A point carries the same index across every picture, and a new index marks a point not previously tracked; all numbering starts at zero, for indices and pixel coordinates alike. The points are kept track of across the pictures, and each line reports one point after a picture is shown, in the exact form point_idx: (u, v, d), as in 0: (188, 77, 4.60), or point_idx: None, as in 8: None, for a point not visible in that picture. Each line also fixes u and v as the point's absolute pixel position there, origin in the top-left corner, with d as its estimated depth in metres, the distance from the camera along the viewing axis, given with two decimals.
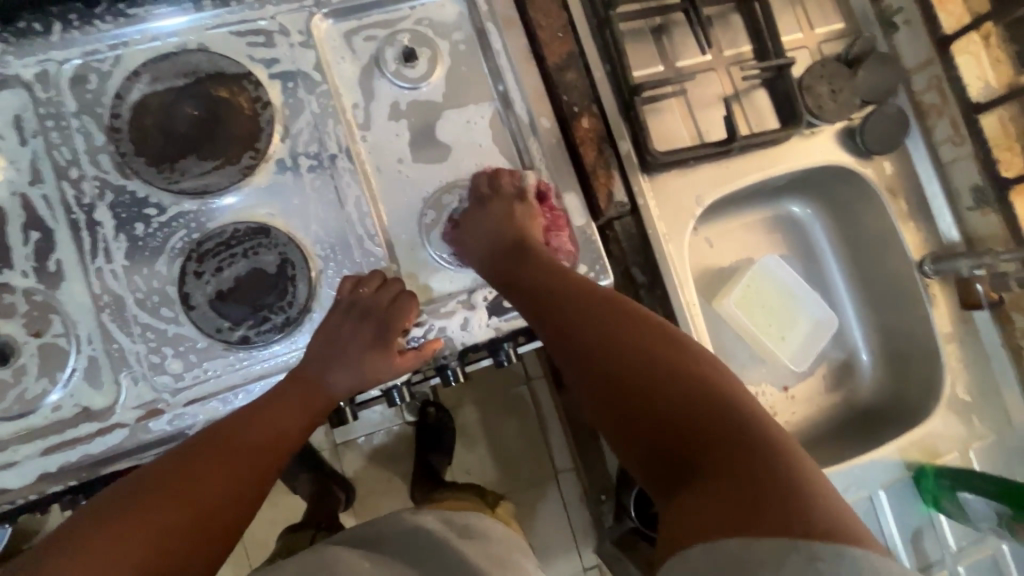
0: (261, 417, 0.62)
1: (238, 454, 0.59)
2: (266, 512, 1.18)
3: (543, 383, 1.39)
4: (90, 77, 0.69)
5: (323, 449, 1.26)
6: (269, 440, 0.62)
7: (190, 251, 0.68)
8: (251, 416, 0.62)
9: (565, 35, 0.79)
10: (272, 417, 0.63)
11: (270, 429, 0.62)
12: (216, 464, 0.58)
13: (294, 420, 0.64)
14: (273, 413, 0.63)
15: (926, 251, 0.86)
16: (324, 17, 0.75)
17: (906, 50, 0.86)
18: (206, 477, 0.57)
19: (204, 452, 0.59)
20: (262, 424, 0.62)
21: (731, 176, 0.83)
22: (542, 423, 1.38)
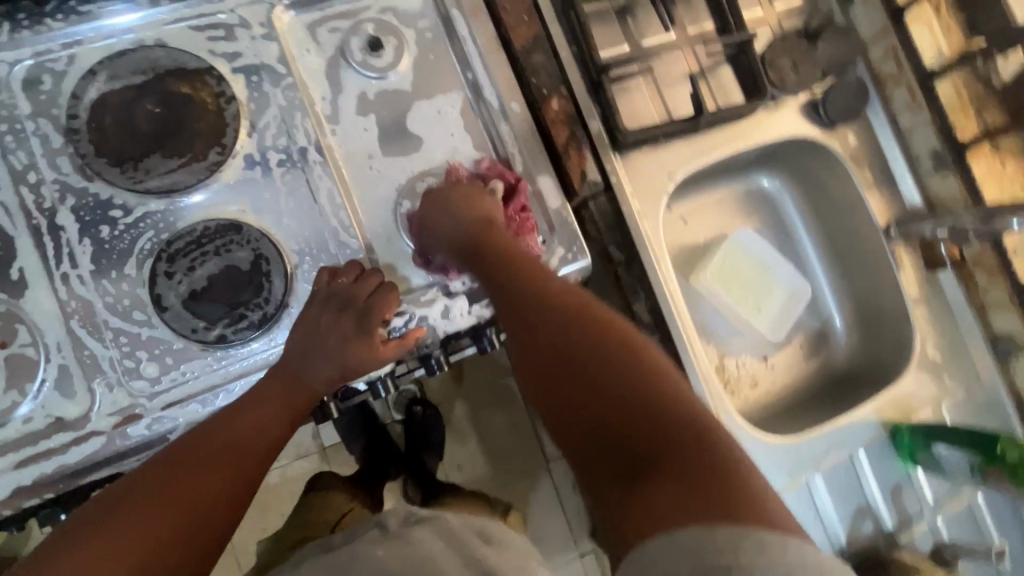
0: (246, 415, 0.62)
1: (224, 453, 0.59)
2: (257, 521, 1.24)
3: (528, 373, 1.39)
4: (44, 78, 0.66)
5: (311, 454, 1.27)
6: (255, 437, 0.61)
7: (160, 251, 0.66)
8: (234, 414, 0.62)
9: (530, 18, 0.78)
10: (256, 414, 0.62)
11: (255, 427, 0.62)
12: (201, 465, 0.57)
13: (278, 415, 0.63)
14: (258, 410, 0.62)
15: (891, 216, 0.89)
16: (285, 9, 0.74)
17: (863, 23, 0.88)
18: (191, 479, 0.56)
19: (187, 454, 0.57)
20: (245, 422, 0.61)
21: (701, 152, 0.84)
22: (530, 413, 1.38)
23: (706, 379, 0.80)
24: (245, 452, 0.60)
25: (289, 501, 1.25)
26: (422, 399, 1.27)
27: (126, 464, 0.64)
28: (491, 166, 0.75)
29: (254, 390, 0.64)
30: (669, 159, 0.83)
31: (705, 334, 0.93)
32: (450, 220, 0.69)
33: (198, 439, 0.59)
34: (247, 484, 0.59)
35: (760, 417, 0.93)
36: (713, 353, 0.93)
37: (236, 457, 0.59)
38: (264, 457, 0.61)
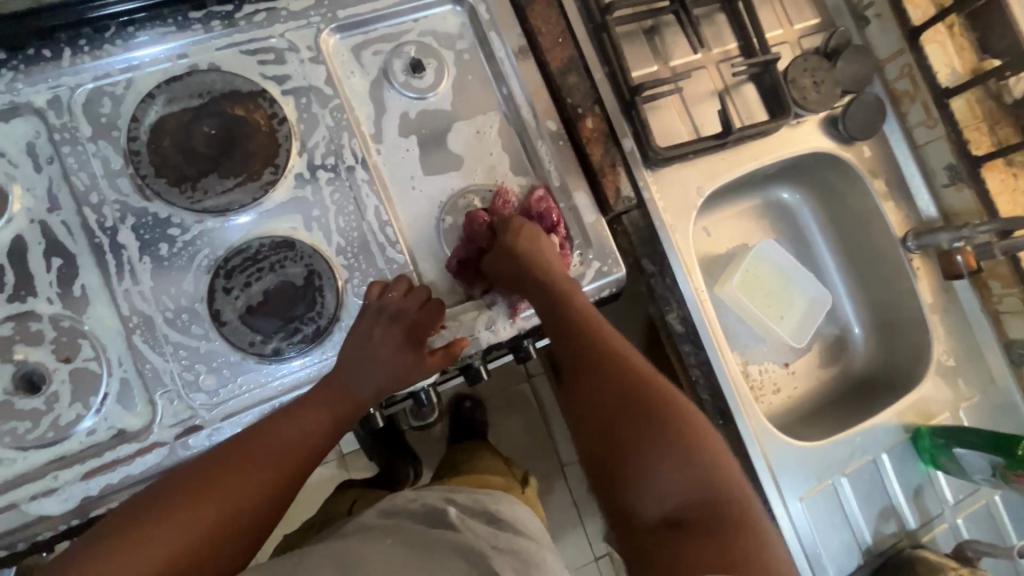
0: (293, 421, 0.64)
1: (266, 459, 0.62)
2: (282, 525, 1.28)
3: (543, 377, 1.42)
4: (103, 101, 0.69)
5: (331, 459, 1.31)
6: (299, 443, 0.63)
7: (217, 268, 0.68)
8: (282, 420, 0.64)
9: (564, 39, 0.81)
10: (303, 420, 0.64)
11: (299, 433, 0.64)
12: (245, 467, 0.61)
13: (321, 424, 0.65)
14: (304, 416, 0.65)
15: (908, 227, 0.93)
16: (331, 32, 0.77)
17: (879, 41, 0.92)
18: (235, 480, 0.60)
19: (234, 454, 0.61)
20: (288, 428, 0.64)
21: (727, 167, 0.87)
22: (546, 420, 1.41)
23: (736, 384, 0.83)
24: (286, 457, 0.62)
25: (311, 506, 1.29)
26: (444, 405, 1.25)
27: None
28: (541, 199, 0.76)
29: (304, 397, 0.66)
30: (698, 174, 0.85)
31: (730, 341, 0.96)
32: (515, 262, 0.69)
33: (246, 440, 0.62)
34: (284, 490, 0.62)
35: (783, 422, 0.95)
36: (738, 360, 0.95)
37: (278, 462, 0.62)
38: (304, 464, 0.64)
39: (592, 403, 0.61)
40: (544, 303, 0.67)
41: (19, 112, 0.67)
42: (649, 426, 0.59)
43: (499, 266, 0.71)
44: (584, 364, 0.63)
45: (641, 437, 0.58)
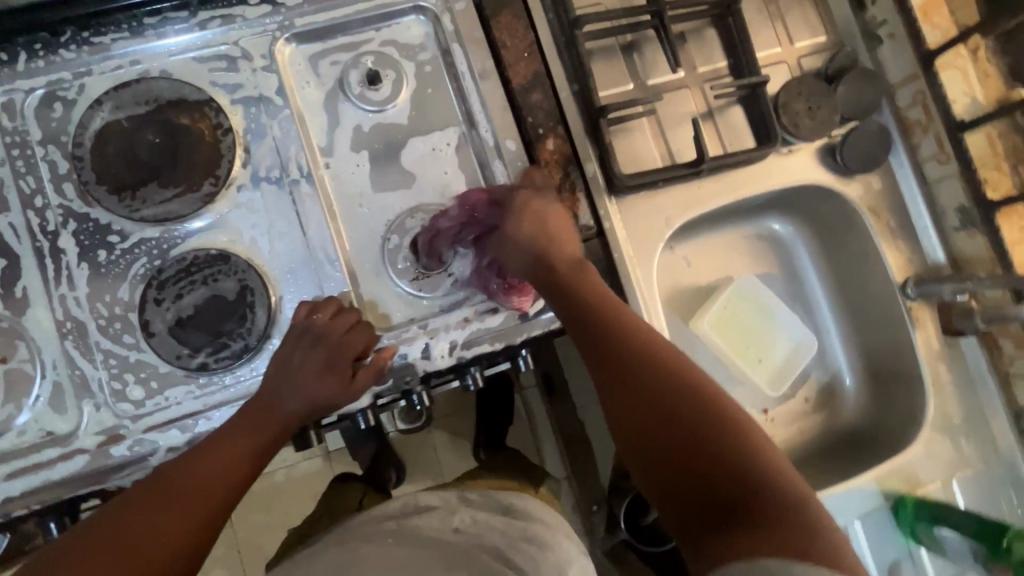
0: (212, 455, 0.61)
1: (187, 500, 0.57)
2: (261, 518, 1.30)
3: (536, 391, 1.37)
4: (55, 106, 0.69)
5: (315, 456, 1.32)
6: (216, 478, 0.59)
7: (151, 278, 0.68)
8: (200, 456, 0.60)
9: (530, 54, 0.77)
10: (221, 453, 0.61)
11: (219, 467, 0.60)
12: (162, 508, 0.56)
13: (243, 453, 0.62)
14: (223, 449, 0.62)
15: (910, 272, 0.84)
16: (287, 41, 0.75)
17: (891, 65, 0.83)
18: (153, 522, 0.55)
19: (150, 496, 0.57)
20: (207, 462, 0.60)
21: (702, 198, 0.81)
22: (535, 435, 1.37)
23: None
24: (205, 495, 0.58)
25: (291, 501, 1.31)
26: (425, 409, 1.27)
27: (110, 481, 0.66)
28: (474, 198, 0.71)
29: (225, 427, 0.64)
30: (670, 203, 0.80)
31: None
32: (531, 237, 0.66)
33: (162, 481, 0.58)
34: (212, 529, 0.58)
35: None
36: None
37: (200, 501, 0.58)
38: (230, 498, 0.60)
39: (628, 395, 0.52)
40: (560, 281, 0.62)
41: None
42: (701, 412, 0.49)
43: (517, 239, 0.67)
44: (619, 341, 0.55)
45: (689, 425, 0.49)
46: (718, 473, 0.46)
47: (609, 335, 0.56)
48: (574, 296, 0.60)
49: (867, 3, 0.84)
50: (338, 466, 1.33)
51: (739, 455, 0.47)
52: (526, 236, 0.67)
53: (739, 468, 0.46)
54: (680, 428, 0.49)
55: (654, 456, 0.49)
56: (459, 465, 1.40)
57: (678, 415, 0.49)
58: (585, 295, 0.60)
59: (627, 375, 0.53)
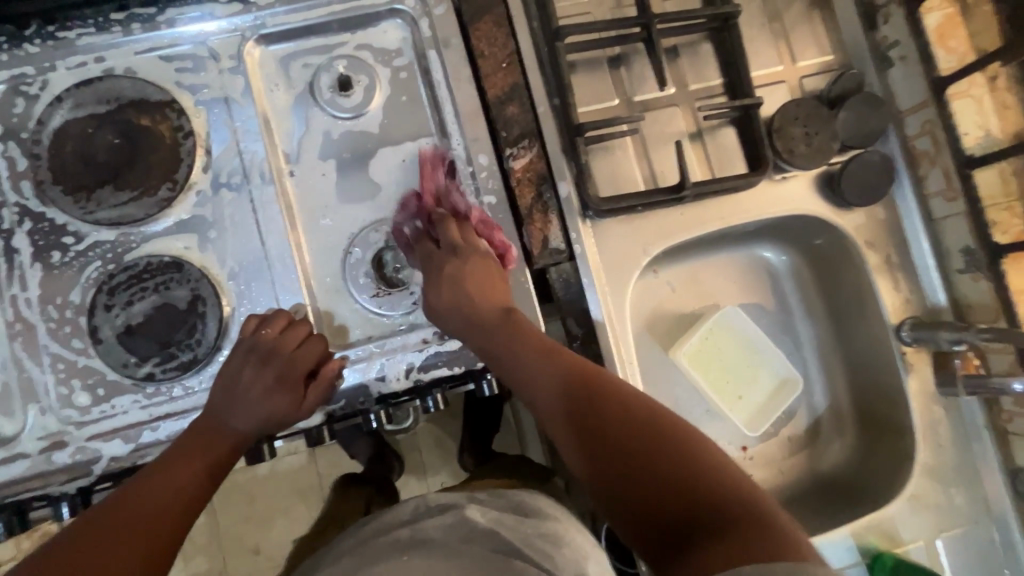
0: (165, 477, 0.60)
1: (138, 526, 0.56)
2: (242, 511, 1.29)
3: (525, 400, 1.33)
4: (16, 102, 0.68)
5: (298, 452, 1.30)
6: (171, 499, 0.59)
7: (102, 283, 0.67)
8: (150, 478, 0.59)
9: (509, 65, 0.73)
10: (175, 472, 0.60)
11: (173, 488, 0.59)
12: (119, 537, 0.54)
13: (194, 474, 0.61)
14: (176, 470, 0.60)
15: (907, 315, 0.78)
16: (257, 43, 0.72)
17: (901, 90, 0.77)
18: (109, 552, 0.53)
19: (99, 527, 0.55)
20: (156, 485, 0.59)
21: (685, 225, 0.76)
22: (523, 448, 1.31)
23: None
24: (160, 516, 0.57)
25: (270, 497, 1.30)
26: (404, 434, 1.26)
27: (51, 486, 0.65)
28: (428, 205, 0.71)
29: (176, 445, 0.62)
30: (651, 229, 0.76)
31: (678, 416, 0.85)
32: (462, 291, 0.65)
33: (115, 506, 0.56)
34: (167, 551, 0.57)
35: None
36: None
37: (151, 525, 0.56)
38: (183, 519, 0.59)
39: (578, 438, 0.55)
40: (498, 338, 0.63)
41: None
42: (640, 440, 0.52)
43: (444, 307, 0.66)
44: (553, 388, 0.59)
45: (645, 456, 0.51)
46: (679, 499, 0.49)
47: (558, 379, 0.59)
48: (517, 343, 0.62)
49: (878, 22, 0.78)
50: (323, 464, 1.32)
51: (694, 474, 0.49)
52: (452, 291, 0.66)
53: (696, 488, 0.49)
54: (627, 458, 0.52)
55: (619, 496, 0.51)
56: (444, 470, 1.38)
57: (633, 452, 0.52)
58: (525, 349, 0.61)
59: (580, 420, 0.56)
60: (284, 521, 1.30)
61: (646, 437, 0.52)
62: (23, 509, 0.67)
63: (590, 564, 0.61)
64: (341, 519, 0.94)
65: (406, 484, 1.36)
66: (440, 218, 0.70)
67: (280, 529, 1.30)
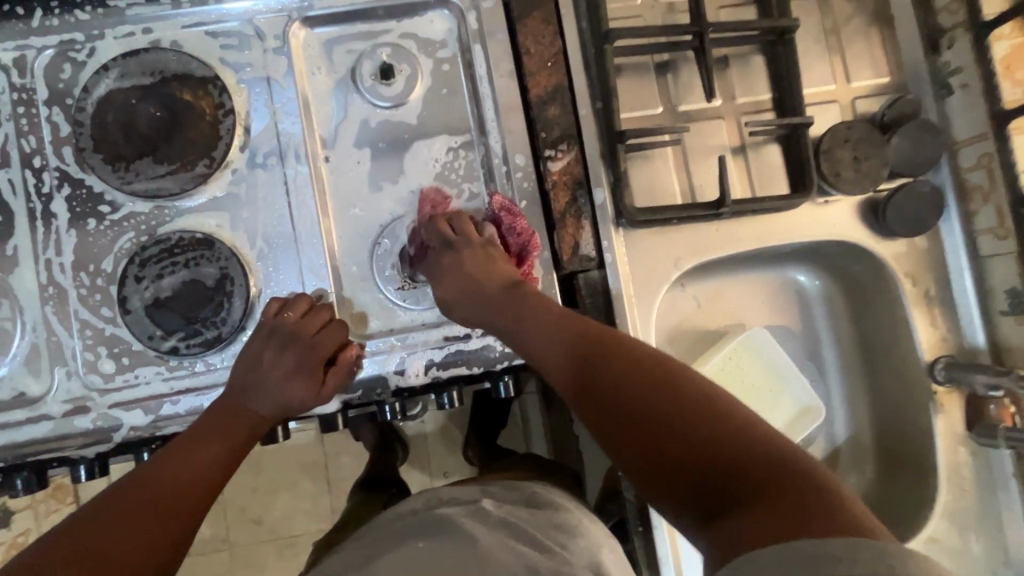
0: (196, 451, 0.61)
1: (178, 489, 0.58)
2: (249, 483, 1.31)
3: (535, 398, 1.33)
4: (64, 67, 0.69)
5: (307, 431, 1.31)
6: (188, 482, 0.59)
7: (134, 254, 0.67)
8: (180, 452, 0.61)
9: (554, 65, 0.72)
10: (192, 455, 0.61)
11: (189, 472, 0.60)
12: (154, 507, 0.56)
13: (219, 449, 0.62)
14: (203, 448, 0.61)
15: (942, 352, 0.76)
16: (302, 25, 0.72)
17: (958, 119, 0.74)
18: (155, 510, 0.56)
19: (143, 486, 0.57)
20: (188, 456, 0.60)
21: (720, 241, 0.74)
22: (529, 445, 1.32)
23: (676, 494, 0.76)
24: (177, 499, 0.58)
25: (276, 472, 1.32)
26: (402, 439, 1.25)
27: (71, 450, 0.67)
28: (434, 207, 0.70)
29: (197, 426, 0.63)
30: (684, 243, 0.74)
31: None
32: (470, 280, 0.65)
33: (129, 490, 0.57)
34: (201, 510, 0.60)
35: None
36: None
37: (186, 490, 0.59)
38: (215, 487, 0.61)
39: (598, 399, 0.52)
40: (511, 317, 0.62)
41: None
42: (661, 395, 0.49)
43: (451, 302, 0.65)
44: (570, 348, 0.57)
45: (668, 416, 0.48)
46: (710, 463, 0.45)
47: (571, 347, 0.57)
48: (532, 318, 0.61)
49: (941, 46, 0.75)
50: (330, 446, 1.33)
51: (724, 436, 0.45)
52: (461, 291, 0.65)
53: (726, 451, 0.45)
54: (651, 413, 0.49)
55: (646, 458, 0.48)
56: (448, 459, 1.39)
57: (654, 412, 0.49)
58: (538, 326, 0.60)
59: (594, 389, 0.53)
60: (287, 498, 1.32)
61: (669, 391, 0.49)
62: (44, 467, 0.69)
63: (606, 555, 0.61)
64: (356, 521, 0.97)
65: (411, 472, 1.37)
66: (432, 224, 0.68)
67: (282, 504, 1.32)
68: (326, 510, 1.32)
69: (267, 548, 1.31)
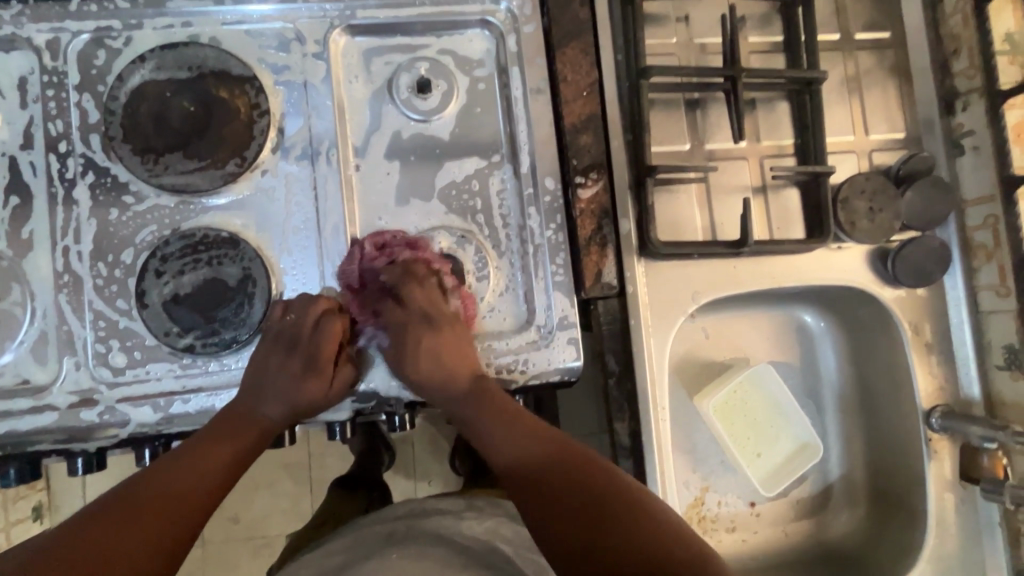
0: (240, 419, 0.63)
1: (226, 440, 0.61)
2: None
3: None
4: (98, 54, 0.68)
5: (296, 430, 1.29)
6: (230, 450, 0.61)
7: (157, 248, 0.66)
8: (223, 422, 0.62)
9: (590, 94, 0.73)
10: (210, 447, 0.60)
11: (199, 470, 0.59)
12: (204, 457, 0.60)
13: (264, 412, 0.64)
14: (247, 417, 0.63)
15: (939, 401, 0.79)
16: (344, 32, 0.72)
17: (968, 179, 0.78)
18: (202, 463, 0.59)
19: (195, 444, 0.60)
20: (232, 422, 0.62)
21: (735, 277, 0.76)
22: None
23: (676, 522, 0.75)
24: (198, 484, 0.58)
25: (260, 470, 1.29)
26: (390, 445, 1.24)
27: (72, 444, 0.65)
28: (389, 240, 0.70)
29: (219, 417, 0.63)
30: (701, 277, 0.76)
31: (693, 463, 0.84)
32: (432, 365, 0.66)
33: (123, 506, 0.55)
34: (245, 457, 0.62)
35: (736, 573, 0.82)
36: (698, 483, 0.84)
37: (232, 444, 0.61)
38: (258, 440, 0.63)
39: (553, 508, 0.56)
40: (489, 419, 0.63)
41: (17, 46, 0.67)
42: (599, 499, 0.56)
43: (425, 383, 0.66)
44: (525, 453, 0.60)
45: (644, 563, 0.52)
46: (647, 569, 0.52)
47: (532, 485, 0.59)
48: (508, 442, 0.62)
49: (956, 108, 0.79)
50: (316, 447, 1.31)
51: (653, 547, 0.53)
52: (433, 368, 0.65)
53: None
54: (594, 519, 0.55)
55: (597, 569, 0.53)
56: (433, 468, 1.38)
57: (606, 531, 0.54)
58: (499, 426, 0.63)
59: (542, 483, 0.58)
60: (271, 497, 1.29)
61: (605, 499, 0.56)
62: (37, 456, 0.67)
63: None
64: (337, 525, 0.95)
65: (395, 478, 1.36)
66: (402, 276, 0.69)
67: (263, 502, 1.29)
68: (307, 512, 1.30)
69: (245, 546, 1.28)
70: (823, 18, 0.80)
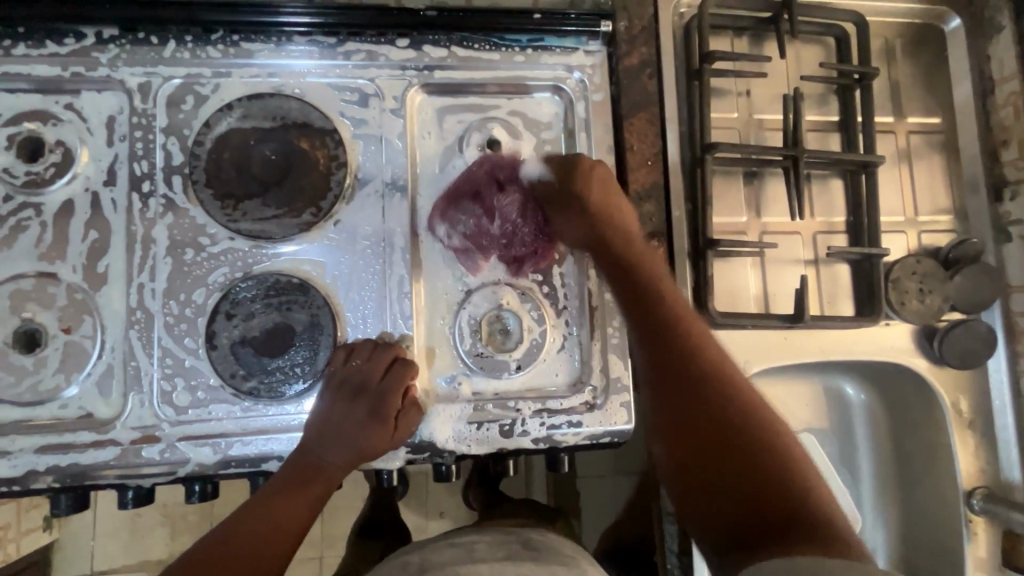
0: (308, 467, 0.64)
1: (297, 488, 0.63)
2: None
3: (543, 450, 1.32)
4: (187, 98, 0.70)
5: None
6: (301, 498, 0.63)
7: (229, 291, 0.68)
8: (292, 471, 0.64)
9: (654, 164, 0.75)
10: (283, 498, 0.62)
11: (276, 518, 0.62)
12: (278, 505, 0.62)
13: (333, 458, 0.65)
14: (316, 464, 0.64)
15: (979, 482, 0.80)
16: (421, 89, 0.74)
17: (1014, 265, 0.80)
18: (277, 512, 0.62)
19: (268, 494, 0.62)
20: (302, 469, 0.64)
21: (786, 347, 0.78)
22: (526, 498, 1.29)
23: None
24: (275, 531, 0.62)
25: None
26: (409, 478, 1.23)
27: (130, 481, 0.65)
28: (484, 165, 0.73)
29: (286, 467, 0.64)
30: (750, 345, 0.77)
31: None
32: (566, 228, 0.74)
33: (215, 569, 0.58)
34: (316, 503, 0.64)
35: None
36: None
37: (303, 491, 0.63)
38: (327, 486, 0.65)
39: (683, 387, 0.62)
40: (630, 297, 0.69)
41: (109, 87, 0.70)
42: (730, 403, 0.60)
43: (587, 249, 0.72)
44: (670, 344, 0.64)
45: (766, 479, 0.54)
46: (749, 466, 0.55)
47: (677, 374, 0.63)
48: (648, 329, 0.66)
49: (1004, 196, 0.81)
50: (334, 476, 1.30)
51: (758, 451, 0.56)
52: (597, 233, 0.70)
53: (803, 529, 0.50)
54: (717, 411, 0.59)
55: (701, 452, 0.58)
56: (448, 501, 1.37)
57: (722, 426, 0.58)
58: (641, 308, 0.67)
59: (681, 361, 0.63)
60: None
61: (731, 401, 0.60)
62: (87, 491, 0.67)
63: None
64: (365, 566, 0.94)
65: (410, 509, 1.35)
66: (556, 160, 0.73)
67: None
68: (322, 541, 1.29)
69: None
70: (879, 101, 0.83)
